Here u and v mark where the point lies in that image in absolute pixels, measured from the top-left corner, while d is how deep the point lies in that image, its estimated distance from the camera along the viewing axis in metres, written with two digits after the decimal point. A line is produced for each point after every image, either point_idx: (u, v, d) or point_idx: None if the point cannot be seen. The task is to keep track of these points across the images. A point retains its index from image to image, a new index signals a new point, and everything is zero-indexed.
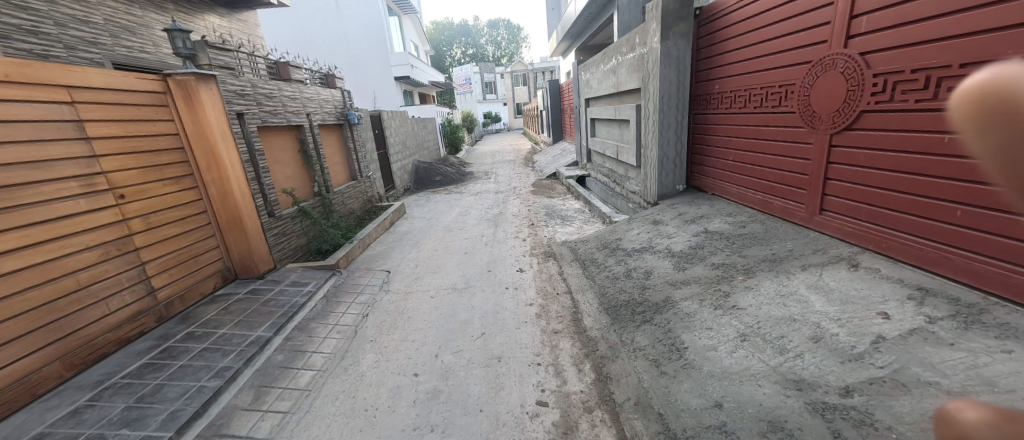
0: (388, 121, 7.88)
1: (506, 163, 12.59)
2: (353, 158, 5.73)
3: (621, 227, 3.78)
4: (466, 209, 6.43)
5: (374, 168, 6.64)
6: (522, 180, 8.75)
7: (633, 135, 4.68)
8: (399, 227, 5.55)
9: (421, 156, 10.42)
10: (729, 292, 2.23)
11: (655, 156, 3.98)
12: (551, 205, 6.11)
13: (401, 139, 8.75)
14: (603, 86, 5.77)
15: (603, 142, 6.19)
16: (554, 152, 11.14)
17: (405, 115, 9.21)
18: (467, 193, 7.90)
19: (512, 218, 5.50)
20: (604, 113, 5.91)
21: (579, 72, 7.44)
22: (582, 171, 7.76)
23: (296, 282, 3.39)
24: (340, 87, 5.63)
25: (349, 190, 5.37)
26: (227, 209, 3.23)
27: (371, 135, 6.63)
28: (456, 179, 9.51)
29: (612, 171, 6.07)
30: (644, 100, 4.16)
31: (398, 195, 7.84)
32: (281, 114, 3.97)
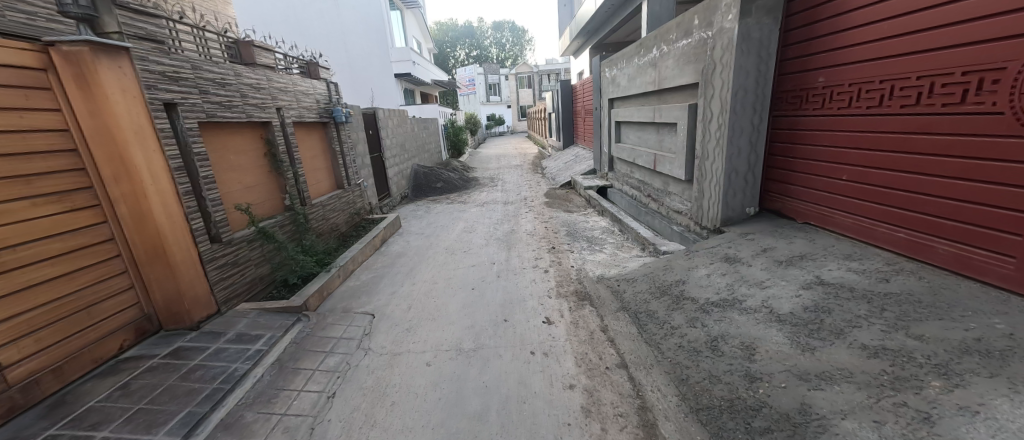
0: (383, 121, 6.97)
1: (513, 168, 11.68)
2: (338, 163, 4.83)
3: (679, 264, 2.87)
4: (471, 225, 5.51)
5: (365, 175, 5.73)
6: (534, 190, 7.83)
7: (683, 143, 3.78)
8: (391, 247, 4.63)
9: (421, 160, 9.51)
10: (931, 416, 1.31)
11: (721, 170, 3.07)
12: (572, 222, 5.19)
13: (399, 141, 7.84)
14: (637, 84, 4.87)
15: (633, 149, 5.29)
16: (567, 158, 10.22)
17: (404, 115, 8.31)
18: (471, 204, 6.99)
19: (527, 239, 4.58)
20: (637, 115, 5.01)
21: (602, 70, 6.55)
22: (603, 181, 6.85)
23: (243, 337, 2.48)
24: (325, 78, 4.73)
25: (331, 203, 4.45)
26: (142, 236, 2.31)
27: (362, 136, 5.74)
28: (459, 187, 8.60)
29: (644, 184, 5.16)
30: (705, 98, 3.25)
31: (393, 204, 6.92)
32: (237, 107, 3.07)
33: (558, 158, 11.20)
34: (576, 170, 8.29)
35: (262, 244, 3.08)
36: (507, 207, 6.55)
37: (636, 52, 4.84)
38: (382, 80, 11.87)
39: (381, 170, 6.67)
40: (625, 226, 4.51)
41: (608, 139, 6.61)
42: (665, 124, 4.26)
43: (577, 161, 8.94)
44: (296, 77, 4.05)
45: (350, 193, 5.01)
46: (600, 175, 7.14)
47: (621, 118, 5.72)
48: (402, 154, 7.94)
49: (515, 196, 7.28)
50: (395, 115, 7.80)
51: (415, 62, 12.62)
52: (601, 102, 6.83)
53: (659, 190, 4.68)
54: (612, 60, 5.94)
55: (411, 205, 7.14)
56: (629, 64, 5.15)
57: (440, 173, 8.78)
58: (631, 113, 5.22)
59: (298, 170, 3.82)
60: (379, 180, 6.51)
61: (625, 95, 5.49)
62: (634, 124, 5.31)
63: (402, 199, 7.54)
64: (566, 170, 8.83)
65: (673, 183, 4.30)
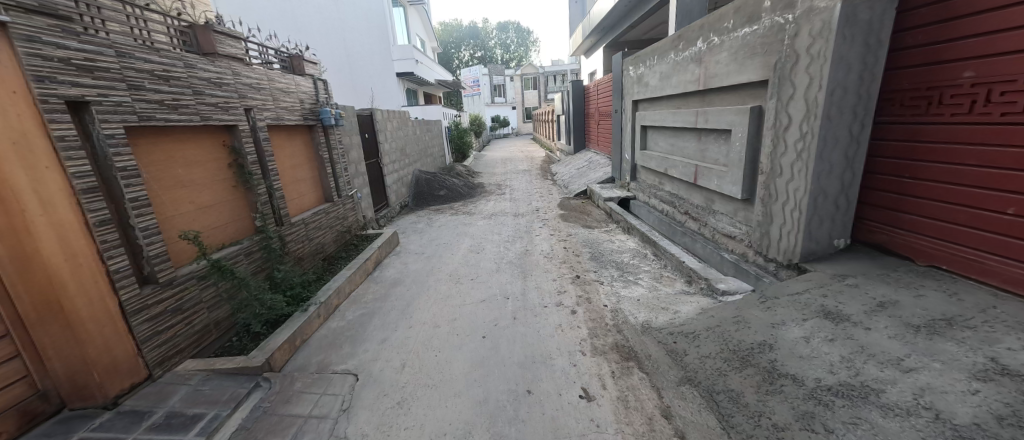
0: (381, 122, 6.31)
1: (521, 173, 11.03)
2: (326, 172, 4.18)
3: (755, 315, 2.20)
4: (478, 242, 4.84)
5: (359, 185, 5.08)
6: (545, 199, 7.16)
7: (740, 155, 3.10)
8: (386, 271, 3.97)
9: (423, 164, 8.87)
10: None
11: (807, 191, 2.38)
12: (594, 242, 4.51)
13: (398, 144, 7.17)
14: (674, 83, 4.19)
15: (665, 159, 4.60)
16: (579, 164, 9.53)
17: (405, 117, 7.67)
18: (477, 216, 6.32)
19: (544, 263, 3.92)
20: (671, 120, 4.33)
21: (625, 68, 5.88)
22: (624, 191, 6.18)
23: (175, 420, 1.83)
24: (312, 74, 4.08)
25: (317, 221, 3.80)
26: (29, 287, 1.65)
27: (356, 141, 5.09)
28: (463, 195, 7.93)
29: (678, 198, 4.47)
30: (780, 99, 2.57)
31: (391, 216, 6.26)
32: (187, 107, 2.42)
33: (568, 163, 10.53)
34: (591, 178, 7.60)
35: (218, 282, 2.42)
36: (518, 220, 5.88)
37: (673, 46, 4.16)
38: (384, 82, 11.46)
39: (378, 178, 6.02)
40: (660, 249, 3.83)
41: (630, 146, 5.91)
42: (712, 130, 3.58)
43: (591, 168, 8.26)
44: (275, 73, 3.41)
45: (340, 207, 4.35)
46: (620, 185, 6.46)
47: (649, 123, 5.04)
48: (402, 159, 7.28)
49: (525, 207, 6.61)
50: (396, 116, 7.14)
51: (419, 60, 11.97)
52: (623, 104, 6.14)
53: (699, 207, 4.00)
54: (639, 57, 5.26)
55: (410, 216, 6.48)
56: (662, 61, 4.46)
57: (443, 179, 8.11)
58: (664, 117, 4.54)
59: (273, 184, 3.17)
60: (376, 189, 5.85)
61: (655, 96, 4.80)
62: (667, 130, 4.63)
63: (401, 209, 6.88)
64: (579, 177, 8.15)
65: (720, 201, 3.62)
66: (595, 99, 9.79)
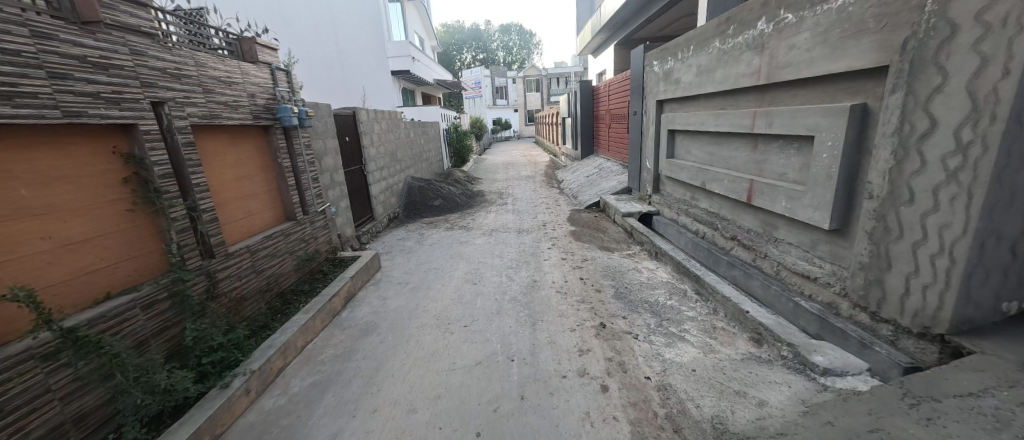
0: (367, 124, 5.50)
1: (525, 180, 10.21)
2: (287, 184, 3.36)
3: (906, 430, 1.37)
4: (475, 268, 4.00)
5: (335, 197, 4.26)
6: (554, 212, 6.32)
7: (829, 170, 2.29)
8: (358, 311, 3.14)
9: (417, 170, 8.07)
10: None
11: (972, 231, 1.57)
12: (617, 271, 3.68)
13: (388, 148, 6.35)
14: (719, 78, 3.38)
15: (703, 171, 3.78)
16: (588, 171, 8.69)
17: (397, 118, 6.85)
18: (476, 231, 5.49)
19: (557, 303, 3.10)
20: (714, 123, 3.52)
21: (647, 65, 5.10)
22: (645, 204, 5.36)
23: None
24: (271, 63, 3.30)
25: (268, 248, 2.98)
26: None
27: (331, 146, 4.28)
28: (461, 205, 7.10)
29: (721, 218, 3.65)
30: (915, 93, 1.77)
31: (377, 230, 5.44)
32: (35, 94, 1.63)
33: (576, 170, 9.68)
34: (604, 188, 6.76)
35: (75, 363, 1.60)
36: (522, 238, 5.05)
37: (719, 32, 3.35)
38: (378, 84, 10.53)
39: (361, 188, 5.20)
40: (705, 286, 3.01)
41: (654, 154, 5.08)
42: (778, 136, 2.77)
43: (603, 177, 7.42)
44: (210, 57, 2.60)
45: (306, 227, 3.53)
46: (640, 198, 5.62)
47: (681, 127, 4.22)
48: (392, 165, 6.45)
49: (532, 222, 5.77)
50: (386, 117, 6.33)
51: (416, 58, 11.18)
52: (644, 105, 5.32)
53: (753, 232, 3.17)
54: (668, 49, 4.45)
55: (399, 231, 5.64)
56: (701, 52, 3.67)
57: (439, 188, 7.28)
58: (703, 120, 3.72)
59: (196, 204, 2.36)
60: (358, 201, 5.04)
61: (690, 95, 3.99)
62: (707, 135, 3.81)
63: (389, 222, 6.05)
64: (590, 186, 7.31)
65: (787, 228, 2.80)
66: (607, 100, 8.95)
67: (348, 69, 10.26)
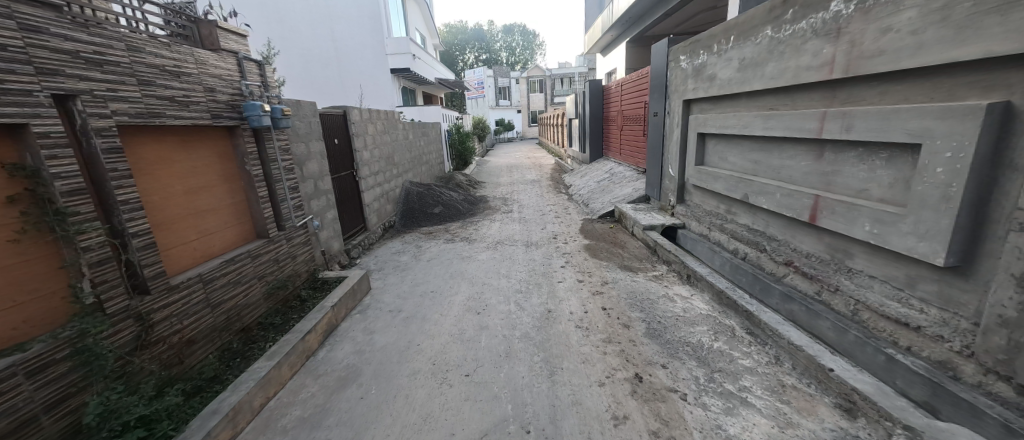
0: (360, 123, 4.97)
1: (530, 184, 9.67)
2: (256, 195, 2.83)
3: None
4: (479, 292, 3.46)
5: (319, 207, 3.74)
6: (564, 222, 5.78)
7: (946, 188, 1.75)
8: (337, 349, 2.61)
9: (415, 174, 7.54)
10: None
11: None
12: (646, 299, 3.13)
13: (384, 151, 5.82)
14: (772, 73, 2.83)
15: (746, 181, 3.24)
16: (599, 176, 8.13)
17: (394, 118, 6.33)
18: (479, 244, 4.96)
19: (578, 342, 2.57)
20: (763, 126, 2.98)
21: (672, 60, 4.57)
22: (667, 215, 4.82)
23: None
24: (240, 52, 2.77)
25: (228, 275, 2.46)
26: None
27: (316, 149, 3.76)
28: (462, 213, 6.57)
29: (769, 238, 3.10)
30: None
31: (369, 242, 4.92)
32: None
33: (585, 175, 9.12)
34: (618, 196, 6.21)
35: None
36: (531, 253, 4.51)
37: (772, 18, 2.81)
38: (377, 83, 10.08)
39: (352, 196, 4.68)
40: (760, 325, 2.47)
41: (679, 160, 4.53)
42: (859, 143, 2.23)
43: (617, 183, 6.88)
44: (149, 40, 2.06)
45: (281, 246, 3.00)
46: (662, 208, 5.08)
47: (716, 130, 3.68)
48: (388, 169, 5.92)
49: (541, 233, 5.23)
50: (382, 117, 5.81)
51: (416, 56, 10.67)
52: (667, 105, 4.78)
53: (816, 258, 2.63)
54: (699, 42, 3.91)
55: (394, 242, 5.11)
56: (746, 43, 3.14)
57: (439, 194, 6.74)
58: (747, 122, 3.18)
59: (123, 227, 1.84)
60: (348, 211, 4.51)
61: (729, 94, 3.45)
62: (750, 140, 3.27)
63: (385, 232, 5.51)
64: (603, 193, 6.76)
65: (866, 256, 2.27)
66: (619, 101, 8.39)
67: (346, 69, 9.78)
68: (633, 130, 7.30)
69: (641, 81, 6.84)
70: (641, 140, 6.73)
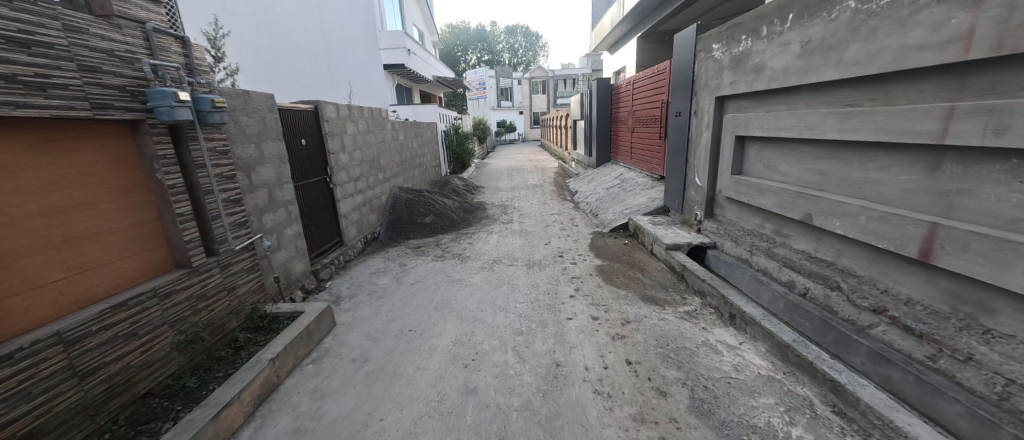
0: (336, 121, 4.27)
1: (532, 190, 8.96)
2: (171, 214, 2.14)
3: None
4: (468, 333, 2.75)
5: (275, 223, 3.05)
6: (572, 236, 5.07)
7: None
8: (269, 427, 1.92)
9: (407, 178, 6.85)
10: None
11: None
12: (682, 348, 2.43)
13: (368, 153, 5.12)
14: (856, 56, 2.14)
15: (810, 198, 2.54)
16: (608, 183, 7.40)
17: (380, 117, 5.64)
18: (473, 263, 4.25)
19: (599, 420, 1.87)
20: (839, 127, 2.29)
21: (702, 50, 3.88)
22: (692, 232, 4.12)
23: None
24: (152, 22, 2.09)
25: (114, 326, 1.78)
26: None
27: (272, 152, 3.08)
28: (456, 223, 5.85)
29: (843, 273, 2.39)
30: None
31: (345, 260, 4.22)
32: None
33: (592, 181, 8.38)
34: (632, 207, 5.49)
35: None
36: (534, 275, 3.80)
37: None
38: (367, 79, 9.35)
39: (325, 206, 3.98)
40: (856, 405, 1.77)
41: (710, 167, 3.83)
42: (1013, 151, 1.54)
43: (630, 192, 6.15)
44: None
45: (209, 277, 2.31)
46: (686, 223, 4.37)
47: (763, 132, 2.98)
48: (372, 174, 5.22)
49: (546, 250, 4.53)
50: (367, 115, 5.12)
51: (412, 51, 10.00)
52: (695, 103, 4.08)
53: (925, 308, 1.93)
54: (740, 25, 3.23)
55: (375, 260, 4.40)
56: (812, 20, 2.46)
57: (431, 202, 6.02)
58: (813, 123, 2.49)
59: None
60: (319, 224, 3.81)
61: (784, 87, 2.76)
62: (814, 145, 2.58)
63: (366, 247, 4.81)
64: (615, 203, 6.03)
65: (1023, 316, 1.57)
66: (630, 101, 7.65)
67: (336, 63, 9.25)
68: (648, 133, 6.57)
69: (658, 78, 6.12)
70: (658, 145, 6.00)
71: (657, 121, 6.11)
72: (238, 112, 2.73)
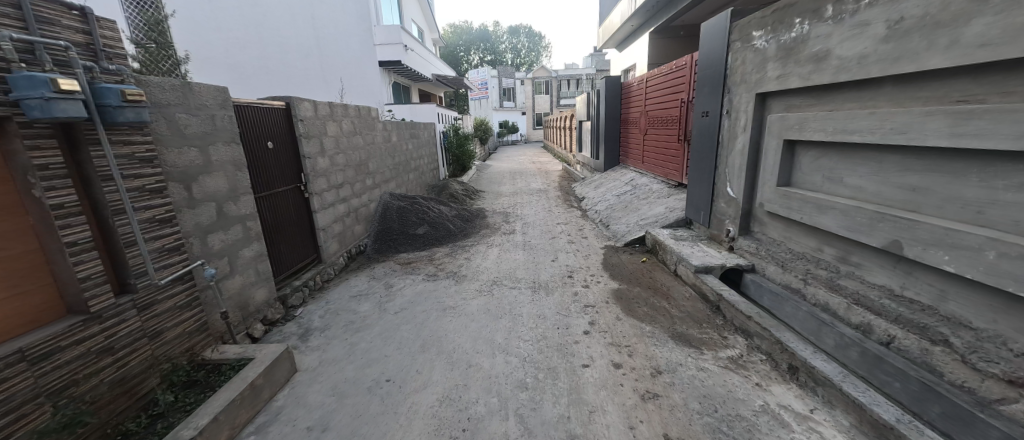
0: (315, 120, 3.73)
1: (535, 195, 8.39)
2: (59, 245, 1.60)
3: None
4: (459, 386, 2.20)
5: (227, 243, 2.51)
6: (581, 251, 4.50)
7: None
8: None
9: (400, 183, 6.29)
10: None
11: None
12: (737, 417, 1.86)
13: (354, 156, 4.57)
14: (984, 36, 1.60)
15: (898, 221, 1.99)
16: (619, 189, 6.82)
17: (369, 115, 5.09)
18: (469, 285, 3.68)
19: None
20: (952, 131, 1.74)
21: (739, 40, 3.32)
22: (723, 251, 3.54)
23: None
24: None
25: None
26: None
27: (226, 157, 2.54)
28: (453, 234, 5.29)
29: (950, 323, 1.84)
30: None
31: (322, 280, 3.67)
32: None
33: (600, 186, 7.80)
34: (649, 218, 4.91)
35: None
36: (540, 302, 3.24)
37: None
38: (363, 77, 8.95)
39: (298, 218, 3.44)
40: None
41: (747, 176, 3.26)
42: None
43: (645, 201, 5.58)
44: None
45: (118, 325, 1.77)
46: (715, 240, 3.80)
47: (825, 136, 2.43)
48: (359, 179, 4.66)
49: (553, 269, 3.96)
50: (353, 113, 4.58)
51: (410, 47, 9.46)
52: (727, 100, 3.52)
53: None
54: (793, 6, 2.67)
55: (357, 279, 3.84)
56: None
57: (425, 210, 5.46)
58: (906, 125, 1.93)
59: None
60: (288, 241, 3.27)
61: (859, 80, 2.20)
62: (904, 154, 2.02)
63: (349, 263, 4.25)
64: (628, 213, 5.46)
65: None
66: (642, 101, 7.10)
67: (330, 60, 8.85)
68: (664, 136, 6.02)
69: (676, 76, 5.56)
70: (678, 149, 5.44)
71: (676, 122, 5.55)
72: (177, 108, 2.20)
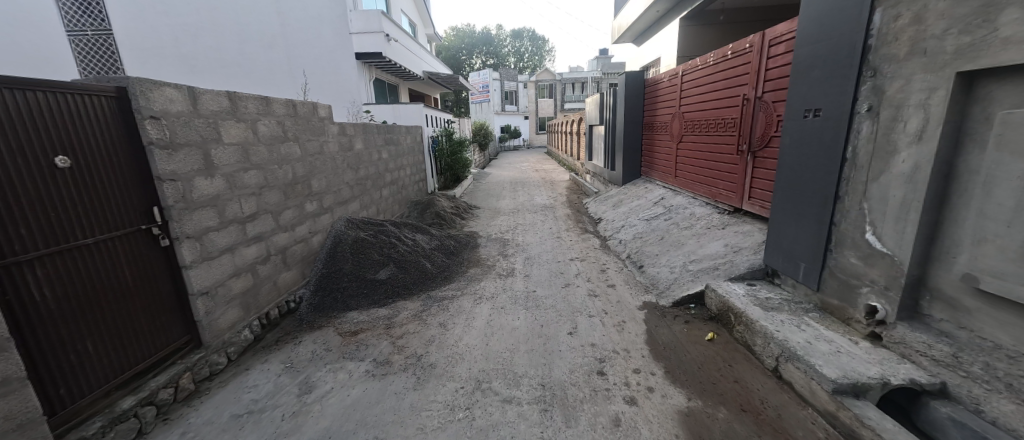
0: (196, 119, 2.34)
1: (540, 214, 6.96)
2: None
3: None
4: None
5: None
6: (610, 314, 3.05)
7: None
8: None
9: (367, 202, 4.89)
10: None
11: None
12: None
13: (282, 172, 3.15)
14: None
15: None
16: (647, 211, 5.38)
17: (313, 113, 3.67)
18: (438, 388, 2.24)
19: None
20: None
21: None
22: (861, 341, 2.11)
23: None
24: None
25: None
26: None
27: None
28: (427, 279, 3.86)
29: None
30: None
31: (198, 379, 2.25)
32: None
33: (620, 204, 6.36)
34: (703, 262, 3.47)
35: None
36: None
37: None
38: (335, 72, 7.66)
39: (139, 285, 2.04)
40: None
41: (923, 221, 1.85)
42: None
43: (690, 233, 4.13)
44: None
45: None
46: (835, 314, 2.37)
47: None
48: (290, 205, 3.25)
49: (574, 354, 2.52)
50: (282, 110, 3.17)
51: (394, 38, 8.11)
52: (868, 89, 2.11)
53: None
54: None
55: (263, 370, 2.42)
56: None
57: (392, 245, 4.03)
58: None
59: None
60: (103, 330, 1.86)
61: None
62: None
63: (265, 334, 2.83)
64: (668, 249, 4.00)
65: None
66: (674, 101, 5.69)
67: (295, 50, 7.53)
68: (710, 144, 4.59)
69: (727, 64, 4.16)
70: (736, 163, 4.02)
71: (729, 127, 4.14)
72: None
